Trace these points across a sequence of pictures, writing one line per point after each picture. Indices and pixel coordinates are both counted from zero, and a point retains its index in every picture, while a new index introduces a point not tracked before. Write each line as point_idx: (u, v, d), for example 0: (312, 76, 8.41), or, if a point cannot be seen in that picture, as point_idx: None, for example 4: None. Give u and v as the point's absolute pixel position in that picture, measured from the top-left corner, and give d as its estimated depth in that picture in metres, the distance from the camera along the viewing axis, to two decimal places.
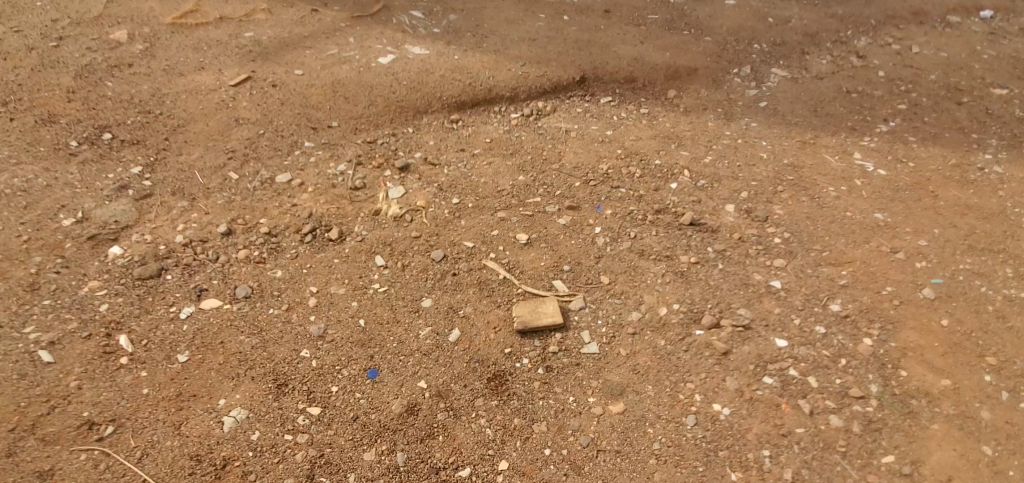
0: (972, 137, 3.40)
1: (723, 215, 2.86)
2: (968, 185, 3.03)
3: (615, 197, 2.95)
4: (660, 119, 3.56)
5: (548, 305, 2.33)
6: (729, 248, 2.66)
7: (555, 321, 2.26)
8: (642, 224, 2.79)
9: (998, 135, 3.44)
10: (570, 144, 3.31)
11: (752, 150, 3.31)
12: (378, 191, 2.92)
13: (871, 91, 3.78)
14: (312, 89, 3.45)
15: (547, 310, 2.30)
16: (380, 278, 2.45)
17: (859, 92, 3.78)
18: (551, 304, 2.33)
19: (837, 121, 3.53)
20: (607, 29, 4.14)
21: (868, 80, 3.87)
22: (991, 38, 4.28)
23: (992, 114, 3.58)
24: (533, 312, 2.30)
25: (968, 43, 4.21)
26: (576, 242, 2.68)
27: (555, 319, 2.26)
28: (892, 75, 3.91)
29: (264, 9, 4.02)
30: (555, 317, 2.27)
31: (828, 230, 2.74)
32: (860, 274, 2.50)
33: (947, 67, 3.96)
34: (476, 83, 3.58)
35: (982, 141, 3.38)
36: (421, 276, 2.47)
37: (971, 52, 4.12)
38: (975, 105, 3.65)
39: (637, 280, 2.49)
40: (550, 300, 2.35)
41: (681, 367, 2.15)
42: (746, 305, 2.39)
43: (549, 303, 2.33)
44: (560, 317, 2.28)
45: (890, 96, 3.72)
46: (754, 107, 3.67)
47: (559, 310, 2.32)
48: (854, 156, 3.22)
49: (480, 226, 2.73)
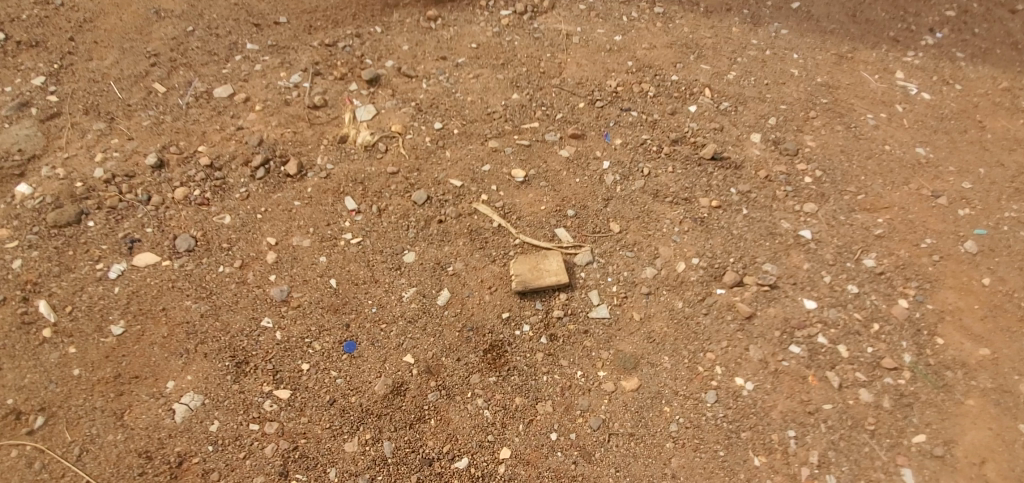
0: None
1: (748, 147, 2.50)
2: (1019, 114, 2.75)
3: (626, 122, 2.53)
4: (677, 22, 3.01)
5: (550, 259, 2.01)
6: (754, 189, 2.34)
7: (560, 280, 1.95)
8: (657, 157, 2.41)
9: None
10: (573, 53, 2.78)
11: (782, 65, 2.88)
12: (343, 112, 2.40)
13: None
14: None
15: (550, 267, 1.98)
16: (352, 226, 2.04)
17: None
18: (554, 259, 2.01)
19: (877, 30, 3.11)
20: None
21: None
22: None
23: None
24: (533, 269, 1.97)
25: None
26: (580, 181, 2.29)
27: (560, 277, 1.96)
28: None
29: None
30: (560, 276, 1.96)
31: (864, 167, 2.48)
32: (897, 223, 2.28)
33: None
34: None
35: None
36: (401, 223, 2.07)
37: None
38: None
39: (651, 228, 2.18)
40: (553, 254, 2.03)
41: (700, 334, 1.91)
42: (772, 259, 2.12)
43: (552, 258, 2.01)
44: (565, 274, 1.97)
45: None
46: (784, 9, 3.14)
47: (564, 266, 2.00)
48: (896, 76, 2.89)
49: (467, 159, 2.30)
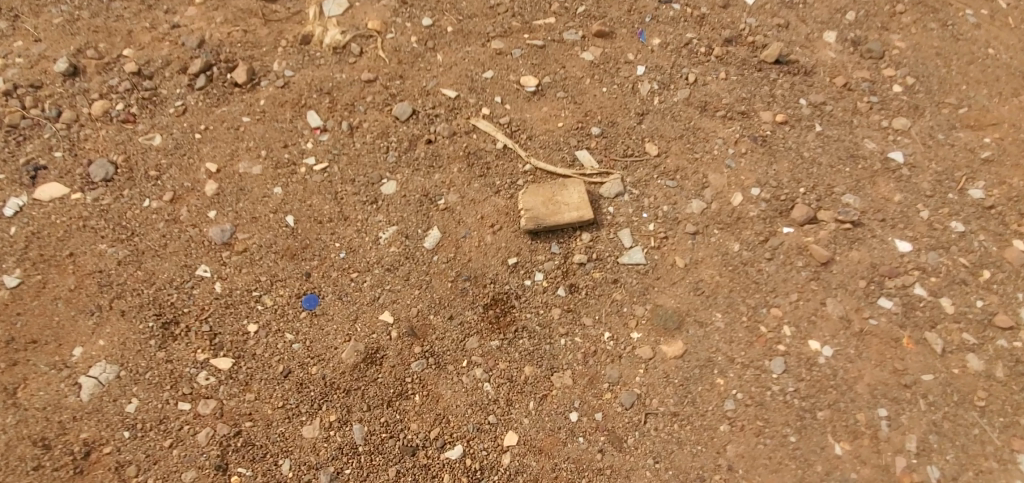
0: None
1: (821, 48, 1.96)
2: None
3: (665, 17, 1.98)
4: None
5: (570, 189, 1.57)
6: (830, 101, 1.83)
7: (583, 217, 1.52)
8: (705, 61, 1.89)
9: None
10: None
11: None
12: (307, 5, 1.89)
13: None
14: None
15: (570, 200, 1.55)
16: (317, 150, 1.58)
17: None
18: (575, 189, 1.57)
19: None
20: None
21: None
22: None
23: None
24: (548, 203, 1.54)
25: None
26: (607, 91, 1.79)
27: (583, 213, 1.53)
28: None
29: None
30: (583, 211, 1.53)
31: (963, 74, 1.89)
32: (1009, 144, 1.75)
33: None
34: None
35: None
36: (378, 144, 1.60)
37: None
38: None
39: (697, 151, 1.71)
40: (574, 182, 1.58)
41: (763, 285, 1.49)
42: (854, 189, 1.66)
43: (572, 187, 1.57)
44: (590, 208, 1.53)
45: None
46: None
47: (587, 198, 1.56)
48: None
49: (464, 64, 1.80)
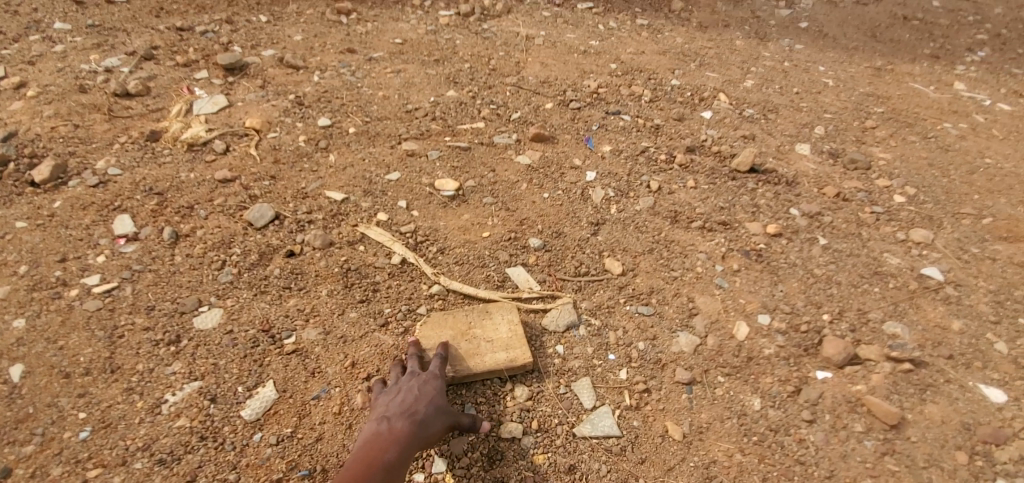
0: None
1: (797, 160, 1.62)
2: None
3: (615, 127, 1.65)
4: (666, 34, 2.20)
5: (498, 317, 1.09)
6: (828, 212, 1.45)
7: (517, 360, 1.02)
8: (668, 169, 1.53)
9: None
10: (536, 52, 1.94)
11: (808, 76, 2.03)
12: (172, 104, 1.51)
13: (934, 19, 2.53)
14: None
15: (498, 334, 1.06)
16: (102, 264, 1.09)
17: (921, 20, 2.51)
18: (504, 317, 1.09)
19: (910, 46, 2.28)
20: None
21: (925, 9, 2.63)
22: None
23: None
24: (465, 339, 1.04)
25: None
26: (549, 197, 1.38)
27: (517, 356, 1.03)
28: (950, 5, 2.69)
29: None
30: (515, 352, 1.03)
31: (969, 184, 1.58)
32: None
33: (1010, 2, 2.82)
34: None
35: None
36: (202, 260, 1.10)
37: None
38: None
39: (675, 268, 1.25)
40: (505, 307, 1.10)
41: (813, 467, 0.95)
42: (895, 315, 1.19)
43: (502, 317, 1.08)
44: (526, 346, 1.04)
45: (959, 26, 2.50)
46: (792, 28, 2.36)
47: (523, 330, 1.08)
48: (956, 87, 2.01)
49: (365, 164, 1.39)
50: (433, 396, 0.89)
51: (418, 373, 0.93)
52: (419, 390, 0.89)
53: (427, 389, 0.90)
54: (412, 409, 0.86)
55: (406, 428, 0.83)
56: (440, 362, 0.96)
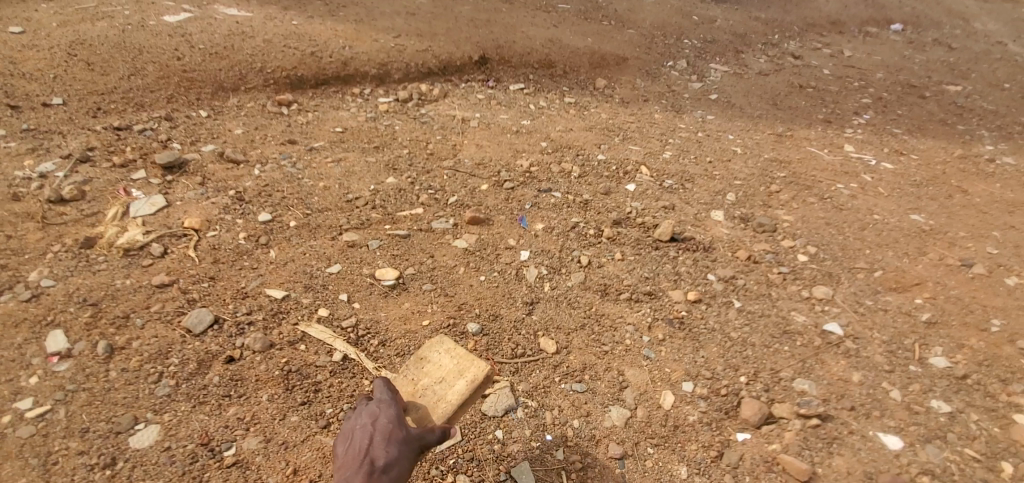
0: (965, 126, 2.58)
1: (712, 226, 1.79)
2: (995, 178, 2.18)
3: (547, 204, 1.77)
4: (593, 111, 2.39)
5: (438, 359, 1.16)
6: (741, 275, 1.59)
7: (481, 376, 1.11)
8: (597, 243, 1.64)
9: (984, 126, 2.61)
10: (471, 135, 2.07)
11: (719, 145, 2.25)
12: (109, 207, 1.52)
13: (825, 86, 2.87)
14: (29, 52, 1.98)
15: (452, 371, 1.12)
16: (32, 385, 1.07)
17: (814, 87, 2.85)
18: (443, 356, 1.17)
19: (806, 113, 2.57)
20: (509, 11, 2.92)
21: (816, 77, 2.98)
22: (914, 46, 3.67)
23: (963, 106, 2.80)
24: (423, 389, 1.10)
25: (894, 48, 3.58)
26: (485, 279, 1.46)
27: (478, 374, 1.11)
28: (838, 73, 3.06)
29: None
30: (469, 371, 1.11)
31: (861, 240, 1.77)
32: (943, 302, 1.55)
33: (888, 68, 3.23)
34: (322, 53, 2.23)
35: (977, 131, 2.55)
36: (137, 373, 1.10)
37: (901, 56, 3.46)
38: (940, 97, 2.87)
39: (606, 342, 1.34)
40: (441, 344, 1.19)
41: None
42: (803, 372, 1.32)
43: (444, 354, 1.16)
44: (479, 362, 1.12)
45: (848, 91, 2.84)
46: (704, 100, 2.62)
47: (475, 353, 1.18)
48: (847, 149, 2.27)
49: (306, 258, 1.44)
50: (397, 429, 0.93)
51: (374, 410, 0.97)
52: (382, 426, 0.93)
53: (388, 424, 0.94)
54: (383, 445, 0.90)
55: (381, 467, 0.87)
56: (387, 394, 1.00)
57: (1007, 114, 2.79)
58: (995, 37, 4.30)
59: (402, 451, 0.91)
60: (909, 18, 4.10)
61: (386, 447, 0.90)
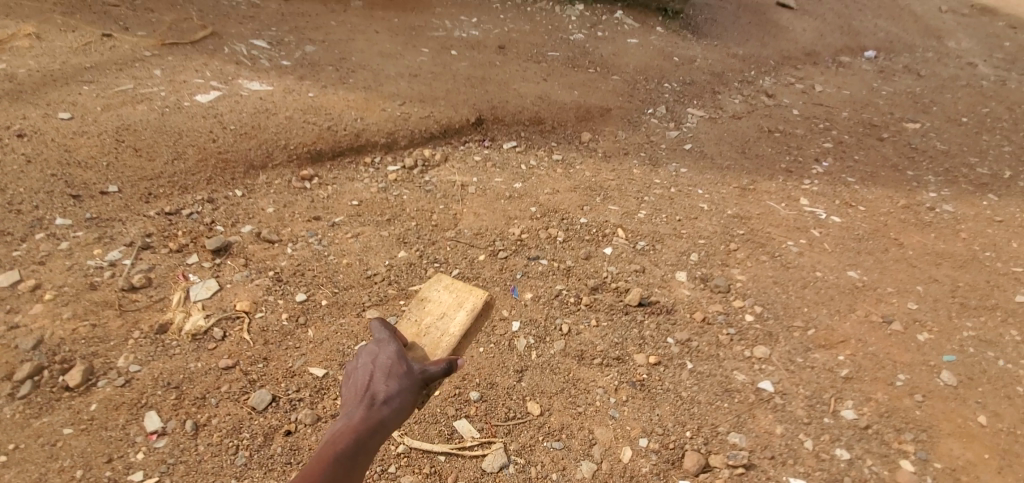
0: (913, 171, 2.87)
1: (676, 287, 2.11)
2: (929, 229, 2.48)
3: (535, 272, 2.09)
4: (578, 167, 2.67)
5: (438, 297, 1.63)
6: (695, 337, 1.92)
7: (480, 308, 1.59)
8: (576, 310, 1.97)
9: (932, 170, 2.90)
10: (469, 202, 2.37)
11: (689, 201, 2.55)
12: (173, 293, 1.85)
13: (791, 130, 3.15)
14: (82, 139, 2.26)
15: (454, 305, 1.60)
16: (143, 460, 1.43)
17: (781, 132, 3.13)
18: (442, 293, 1.64)
19: (770, 162, 2.86)
20: (503, 65, 3.19)
21: (785, 119, 3.26)
22: (883, 75, 3.92)
23: (917, 148, 3.08)
24: (427, 330, 1.53)
25: (864, 79, 3.83)
26: (483, 350, 1.79)
27: (477, 304, 1.60)
28: (805, 113, 3.34)
29: (28, 32, 2.70)
30: (465, 301, 1.61)
31: (802, 298, 2.09)
32: (861, 358, 1.88)
33: (854, 104, 3.49)
34: (337, 127, 2.52)
35: (923, 176, 2.84)
36: (220, 447, 1.47)
37: (869, 89, 3.72)
38: (897, 139, 3.14)
39: (580, 404, 1.68)
40: (444, 284, 1.67)
41: None
42: (736, 427, 1.66)
43: (446, 292, 1.64)
44: (472, 295, 1.61)
45: (812, 135, 3.12)
46: (679, 151, 2.90)
47: (473, 287, 1.68)
48: (801, 202, 2.57)
49: (338, 336, 1.77)
50: (399, 364, 1.31)
51: (378, 349, 1.36)
52: (388, 362, 1.31)
53: (391, 360, 1.32)
54: (388, 377, 1.27)
55: (388, 391, 1.23)
56: (381, 343, 1.37)
57: (957, 154, 3.07)
58: (966, 58, 4.53)
59: (405, 381, 1.27)
60: (882, 44, 4.34)
61: (391, 378, 1.27)
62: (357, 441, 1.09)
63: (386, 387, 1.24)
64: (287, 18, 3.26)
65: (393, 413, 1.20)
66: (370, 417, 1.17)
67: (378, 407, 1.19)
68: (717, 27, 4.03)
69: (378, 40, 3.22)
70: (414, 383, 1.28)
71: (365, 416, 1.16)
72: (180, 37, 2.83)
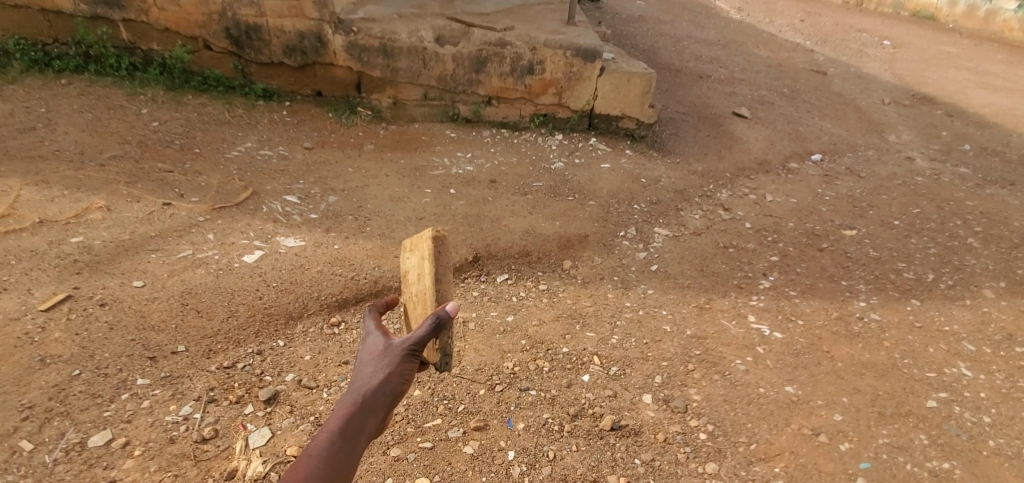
0: (847, 282, 3.36)
1: (642, 409, 2.55)
2: (858, 338, 2.95)
3: (526, 402, 2.55)
4: (560, 295, 3.15)
5: (410, 262, 2.07)
6: (657, 457, 2.36)
7: (431, 250, 1.99)
8: (560, 436, 2.42)
9: (864, 278, 3.40)
10: (470, 338, 2.84)
11: (655, 324, 3.01)
12: (236, 441, 2.32)
13: (744, 244, 3.67)
14: (154, 305, 2.77)
15: (418, 263, 2.03)
16: None
17: (735, 246, 3.64)
18: (410, 258, 2.08)
19: (724, 279, 3.35)
20: (495, 200, 3.78)
21: (739, 233, 3.78)
22: (827, 179, 4.50)
23: (852, 256, 3.59)
24: (416, 295, 1.99)
25: (810, 185, 4.40)
26: (486, 479, 2.24)
27: (429, 250, 2.00)
28: (757, 225, 3.87)
29: (99, 205, 3.25)
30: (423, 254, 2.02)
31: (746, 414, 2.54)
32: (793, 469, 2.31)
33: (800, 213, 4.03)
34: (360, 276, 3.06)
35: (855, 286, 3.33)
36: None
37: (815, 195, 4.28)
38: (835, 249, 3.66)
39: None
40: (406, 248, 2.12)
41: None
42: None
43: (409, 256, 2.08)
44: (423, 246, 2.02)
45: (761, 248, 3.64)
46: (647, 272, 3.37)
47: (421, 235, 2.08)
48: (749, 319, 3.05)
49: (369, 474, 2.21)
50: (382, 344, 1.71)
51: (367, 336, 1.78)
52: (372, 347, 1.72)
53: (377, 342, 1.73)
54: (370, 361, 1.67)
55: (367, 375, 1.64)
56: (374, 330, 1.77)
57: (887, 259, 3.58)
58: (905, 152, 5.05)
59: (384, 360, 1.65)
60: (827, 147, 4.99)
61: (372, 363, 1.66)
62: (340, 428, 1.54)
63: (365, 372, 1.64)
64: (312, 168, 3.88)
65: (374, 392, 1.60)
66: (353, 402, 1.59)
67: (359, 391, 1.61)
68: (678, 146, 4.70)
69: (389, 183, 3.83)
70: (393, 359, 1.65)
71: (348, 402, 1.59)
72: (227, 199, 3.44)
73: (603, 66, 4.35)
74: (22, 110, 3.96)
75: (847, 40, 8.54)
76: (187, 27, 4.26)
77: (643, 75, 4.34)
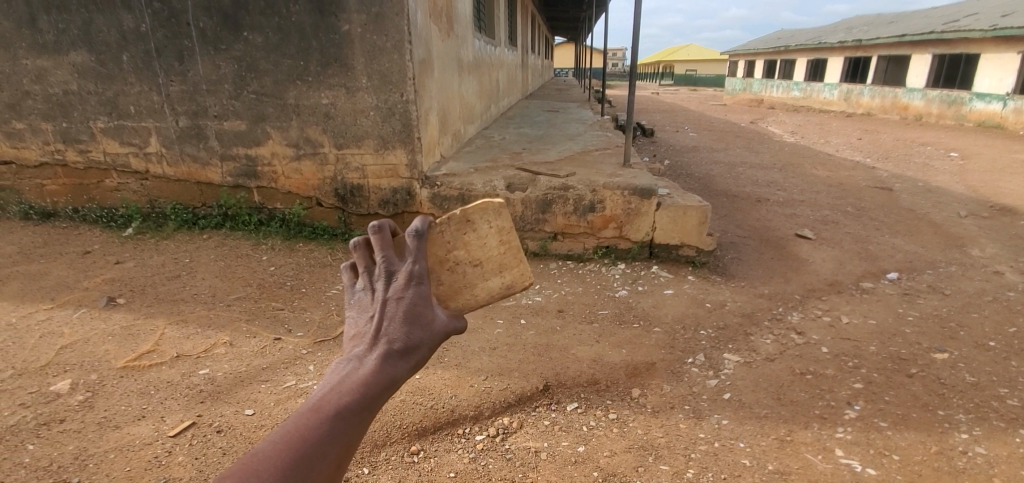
0: (942, 412, 3.13)
1: None
2: (965, 478, 2.67)
3: None
4: (630, 424, 3.14)
5: (482, 233, 1.76)
6: None
7: (514, 287, 1.80)
8: None
9: (963, 407, 3.16)
10: (542, 469, 2.79)
11: (732, 456, 2.87)
12: None
13: (822, 370, 3.56)
14: (261, 431, 3.03)
15: (492, 266, 1.77)
16: None
17: (813, 372, 3.54)
18: (487, 233, 1.77)
19: (804, 409, 3.22)
20: (563, 329, 4.02)
21: (816, 358, 3.68)
22: (908, 298, 4.36)
23: (946, 383, 3.37)
24: (462, 271, 1.67)
25: (889, 304, 4.29)
26: None
27: (508, 284, 1.79)
28: (835, 349, 3.76)
29: (224, 341, 3.82)
30: (502, 268, 1.79)
31: None
32: None
33: (881, 335, 3.89)
34: (437, 405, 3.20)
35: (952, 417, 3.09)
36: None
37: (895, 315, 4.14)
38: (926, 374, 3.45)
39: None
40: (499, 228, 1.79)
41: None
42: None
43: (495, 241, 1.78)
44: (512, 276, 1.80)
45: (842, 373, 3.51)
46: (719, 400, 3.33)
47: (522, 263, 1.82)
48: (837, 454, 2.87)
49: None
50: (426, 312, 1.32)
51: (405, 278, 1.34)
52: (412, 305, 1.30)
53: (417, 303, 1.31)
54: (411, 325, 1.26)
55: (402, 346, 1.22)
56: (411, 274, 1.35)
57: (987, 385, 3.32)
58: (992, 266, 4.82)
59: (421, 337, 1.27)
60: (903, 264, 4.89)
61: (410, 331, 1.25)
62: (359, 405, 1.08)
63: (398, 341, 1.22)
64: None
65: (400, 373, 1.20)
66: (382, 373, 1.15)
67: (391, 364, 1.18)
68: (740, 272, 4.83)
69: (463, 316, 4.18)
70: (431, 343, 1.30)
71: (379, 370, 1.16)
72: (327, 333, 3.96)
73: (659, 201, 4.73)
74: (172, 261, 4.83)
75: (911, 155, 8.59)
76: (306, 190, 5.19)
77: (699, 207, 4.65)
